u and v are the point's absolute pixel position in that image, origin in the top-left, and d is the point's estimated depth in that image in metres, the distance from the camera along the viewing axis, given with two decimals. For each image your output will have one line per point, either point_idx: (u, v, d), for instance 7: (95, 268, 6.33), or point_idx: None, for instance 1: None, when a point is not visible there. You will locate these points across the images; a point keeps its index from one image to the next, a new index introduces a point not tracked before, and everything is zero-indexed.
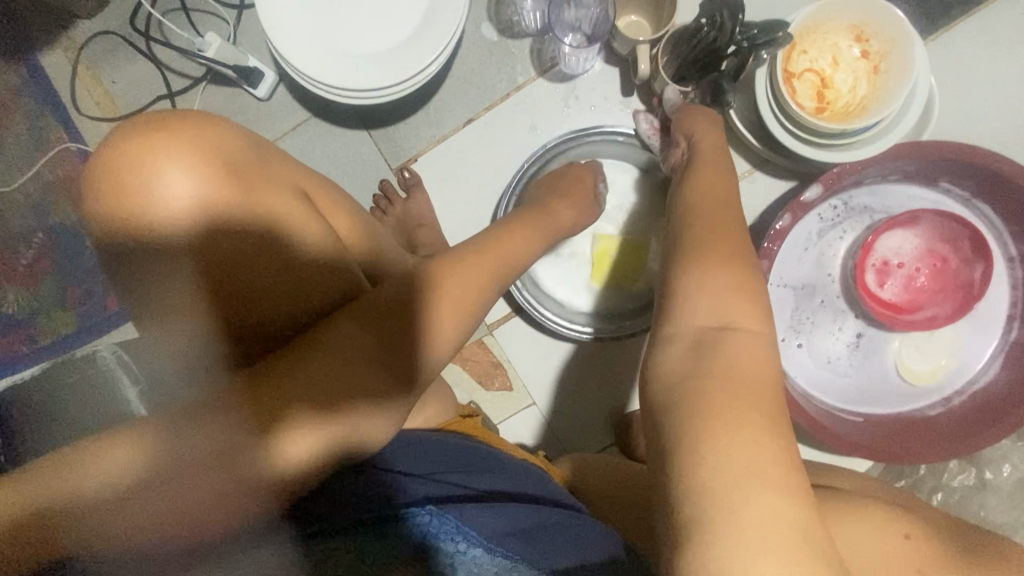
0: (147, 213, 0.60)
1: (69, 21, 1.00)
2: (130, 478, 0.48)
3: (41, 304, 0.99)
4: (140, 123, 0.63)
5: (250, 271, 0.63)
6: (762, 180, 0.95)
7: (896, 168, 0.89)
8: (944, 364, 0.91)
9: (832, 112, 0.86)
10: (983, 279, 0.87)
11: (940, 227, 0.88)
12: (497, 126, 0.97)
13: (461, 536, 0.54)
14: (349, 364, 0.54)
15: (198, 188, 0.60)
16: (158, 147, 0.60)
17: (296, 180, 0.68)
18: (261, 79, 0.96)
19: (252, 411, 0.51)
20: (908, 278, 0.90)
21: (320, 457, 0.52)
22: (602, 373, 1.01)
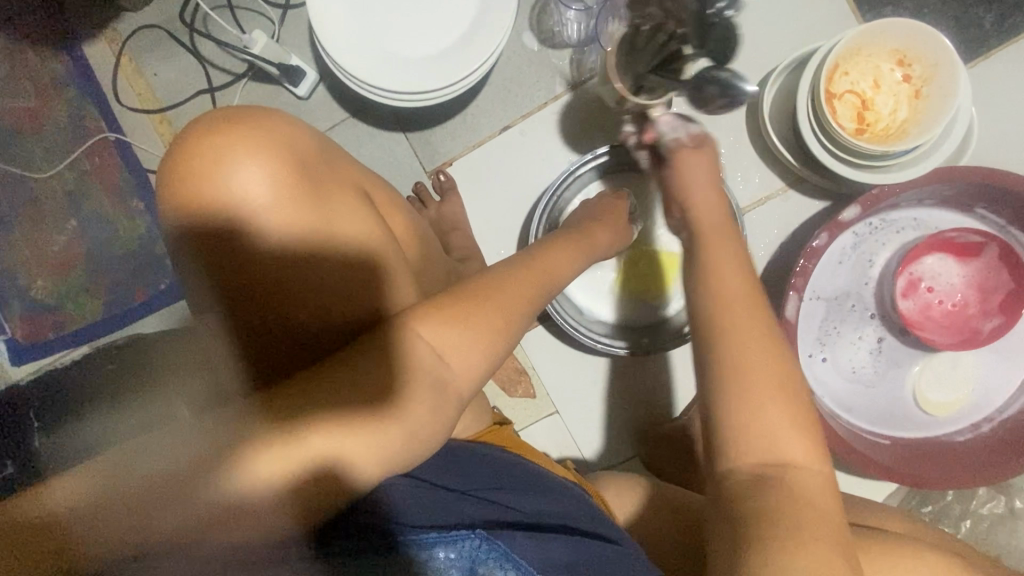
0: (214, 215, 0.57)
1: (117, 13, 1.02)
2: (140, 489, 0.45)
3: (70, 290, 1.04)
4: (210, 118, 0.59)
5: (309, 277, 0.58)
6: (801, 198, 0.92)
7: (933, 192, 0.85)
8: (956, 404, 0.88)
9: (873, 134, 0.83)
10: (990, 335, 0.85)
11: (979, 270, 0.86)
12: (534, 134, 0.97)
13: (511, 564, 0.51)
14: (375, 386, 0.50)
15: (267, 190, 0.56)
16: (228, 145, 0.56)
17: (361, 182, 0.64)
18: (302, 78, 0.97)
19: (310, 415, 0.49)
20: (929, 304, 0.87)
21: (374, 462, 0.49)
22: (625, 385, 1.00)
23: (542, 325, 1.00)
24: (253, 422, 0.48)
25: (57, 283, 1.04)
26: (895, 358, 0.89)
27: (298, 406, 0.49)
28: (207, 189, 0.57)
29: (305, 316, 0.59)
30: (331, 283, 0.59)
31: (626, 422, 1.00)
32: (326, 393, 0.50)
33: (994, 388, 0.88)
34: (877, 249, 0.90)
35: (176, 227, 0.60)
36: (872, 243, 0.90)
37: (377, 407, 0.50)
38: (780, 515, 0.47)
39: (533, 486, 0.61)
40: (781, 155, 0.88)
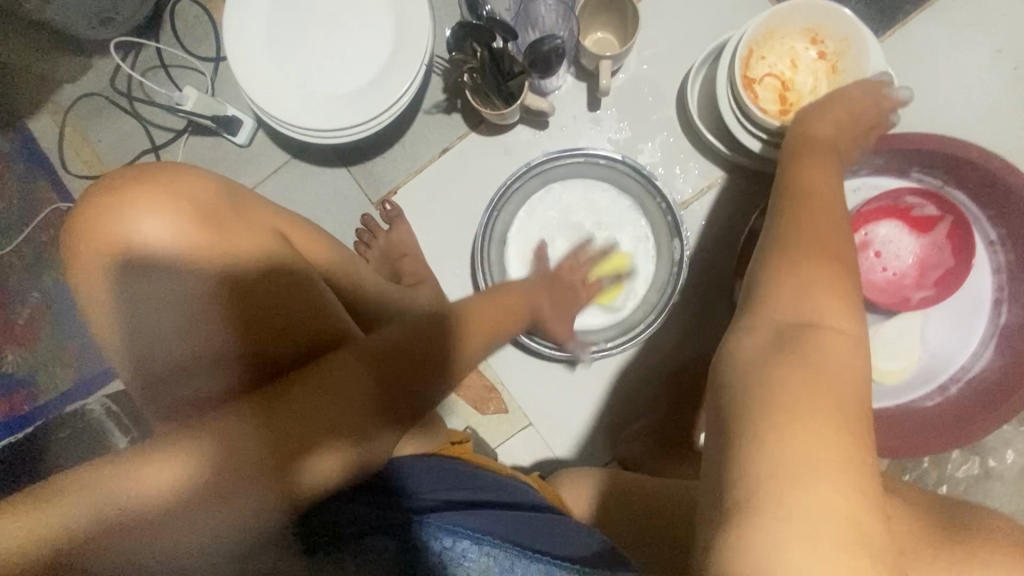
0: (121, 272, 0.58)
1: (56, 87, 1.05)
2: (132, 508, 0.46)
3: (40, 360, 1.04)
4: (112, 179, 0.61)
5: (228, 319, 0.58)
6: (741, 184, 0.93)
7: (865, 162, 0.86)
8: (904, 372, 0.89)
9: (795, 115, 0.84)
10: (919, 304, 0.86)
11: (930, 246, 0.87)
12: (472, 154, 0.98)
13: (449, 532, 0.55)
14: (364, 398, 0.54)
15: (174, 237, 0.58)
16: (131, 199, 0.58)
17: (277, 223, 0.66)
18: (240, 126, 0.99)
19: (285, 441, 0.49)
20: (870, 268, 0.88)
21: (346, 473, 0.52)
22: (595, 389, 0.99)
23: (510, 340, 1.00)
24: (248, 433, 0.49)
25: (25, 355, 1.04)
26: None
27: (296, 418, 0.50)
28: (109, 248, 0.58)
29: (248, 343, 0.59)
30: (254, 322, 0.59)
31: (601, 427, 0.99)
32: (317, 409, 0.51)
33: (949, 352, 0.89)
34: None
35: (87, 274, 0.59)
36: None
37: (367, 416, 0.53)
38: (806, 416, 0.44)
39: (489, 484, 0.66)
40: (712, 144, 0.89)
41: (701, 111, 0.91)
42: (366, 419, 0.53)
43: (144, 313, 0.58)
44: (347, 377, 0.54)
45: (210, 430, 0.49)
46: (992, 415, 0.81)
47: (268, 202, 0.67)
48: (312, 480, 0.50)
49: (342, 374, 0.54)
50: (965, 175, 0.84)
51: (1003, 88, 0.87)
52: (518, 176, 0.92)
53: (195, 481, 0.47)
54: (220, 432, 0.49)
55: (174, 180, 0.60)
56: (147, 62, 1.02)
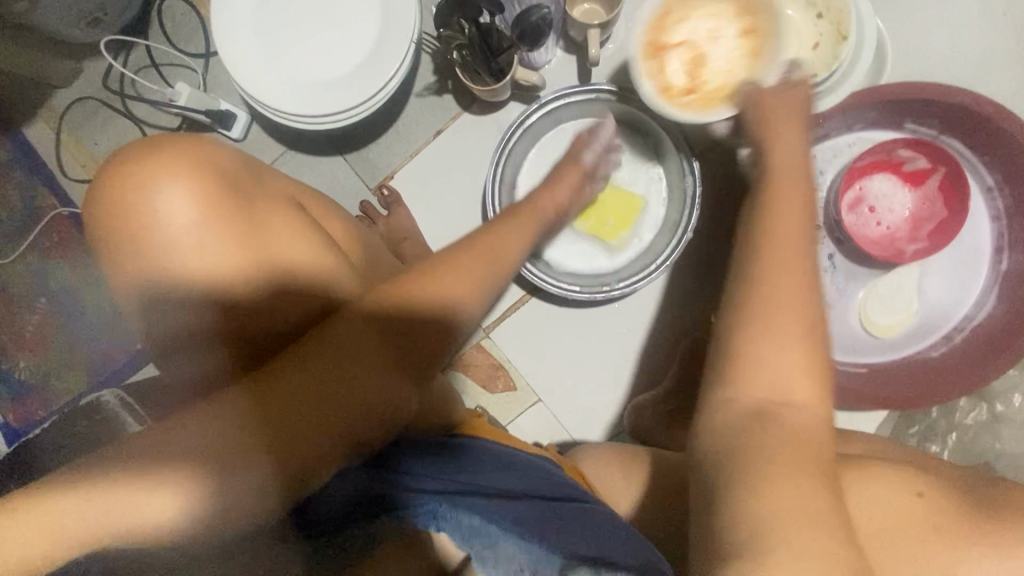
0: (139, 238, 0.58)
1: (50, 92, 1.05)
2: (149, 499, 0.46)
3: (52, 365, 1.05)
4: (134, 148, 0.61)
5: (239, 288, 0.59)
6: (735, 148, 0.93)
7: (858, 116, 0.86)
8: (903, 327, 0.89)
9: (819, 48, 0.85)
10: (913, 256, 0.87)
11: (926, 199, 0.87)
12: (466, 134, 0.98)
13: (463, 516, 0.51)
14: (362, 365, 0.53)
15: (192, 208, 0.58)
16: (154, 169, 0.58)
17: (292, 194, 0.67)
18: (234, 120, 0.99)
19: (295, 417, 0.50)
20: (864, 223, 0.89)
21: (360, 448, 0.53)
22: (601, 361, 1.00)
23: (533, 302, 1.00)
24: (248, 406, 0.50)
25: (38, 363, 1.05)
26: (852, 279, 0.90)
27: (305, 395, 0.51)
28: (129, 215, 0.58)
29: (267, 314, 0.61)
30: (262, 292, 0.60)
31: (609, 398, 1.00)
32: (315, 378, 0.51)
33: (951, 304, 0.89)
34: (818, 179, 0.91)
35: (107, 247, 0.61)
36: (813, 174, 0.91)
37: (378, 385, 0.53)
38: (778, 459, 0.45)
39: (510, 466, 0.60)
40: (705, 109, 0.89)
41: None
42: (367, 386, 0.52)
43: (160, 286, 0.59)
44: (343, 344, 0.53)
45: (211, 407, 0.50)
46: (999, 360, 0.81)
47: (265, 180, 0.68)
48: (316, 451, 0.50)
49: (338, 341, 0.53)
50: (959, 123, 0.84)
51: (993, 33, 0.87)
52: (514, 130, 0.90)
53: (201, 458, 0.48)
54: (235, 402, 0.50)
55: (188, 150, 0.60)
56: (139, 62, 1.03)
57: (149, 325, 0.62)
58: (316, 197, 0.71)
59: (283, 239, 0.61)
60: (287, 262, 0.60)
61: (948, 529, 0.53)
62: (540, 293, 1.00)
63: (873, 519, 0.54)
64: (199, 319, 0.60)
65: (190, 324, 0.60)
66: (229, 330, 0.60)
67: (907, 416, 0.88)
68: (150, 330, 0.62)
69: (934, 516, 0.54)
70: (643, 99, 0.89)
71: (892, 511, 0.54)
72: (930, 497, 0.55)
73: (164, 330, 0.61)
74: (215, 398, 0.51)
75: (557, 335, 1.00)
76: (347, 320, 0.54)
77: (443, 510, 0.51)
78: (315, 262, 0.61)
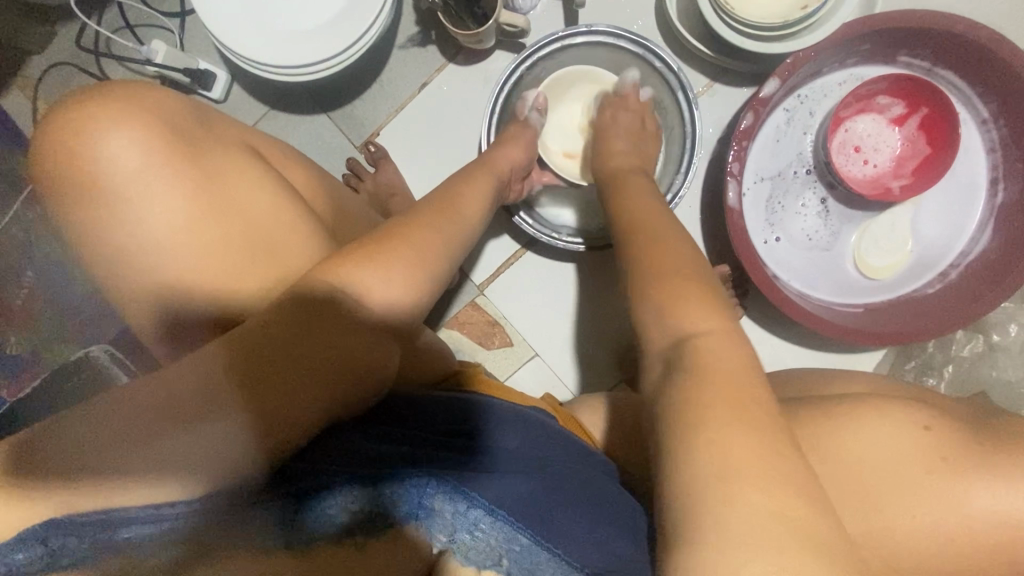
0: (80, 194, 0.57)
1: (21, 60, 1.01)
2: (111, 458, 0.42)
3: (42, 337, 0.98)
4: (68, 100, 0.60)
5: (200, 237, 0.57)
6: (726, 90, 0.92)
7: (850, 50, 0.84)
8: (895, 268, 0.88)
9: None
10: (902, 193, 0.86)
11: (910, 138, 0.87)
12: (452, 86, 0.96)
13: (463, 497, 0.50)
14: (345, 317, 0.49)
15: (137, 154, 0.57)
16: (92, 117, 0.57)
17: (245, 141, 0.66)
18: (214, 80, 0.97)
19: (256, 371, 0.46)
20: (851, 165, 0.88)
21: (330, 393, 0.48)
22: (596, 313, 1.00)
23: (530, 251, 1.00)
24: (232, 365, 0.46)
25: (27, 335, 0.98)
26: (845, 221, 0.89)
27: (270, 347, 0.47)
28: (66, 170, 0.57)
29: (236, 266, 0.57)
30: (222, 240, 0.57)
31: (605, 350, 1.00)
32: (296, 334, 0.47)
33: (944, 243, 0.88)
34: (809, 120, 0.89)
35: (67, 204, 0.58)
36: (805, 113, 0.89)
37: (342, 333, 0.48)
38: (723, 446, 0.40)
39: (511, 423, 0.59)
40: (694, 48, 0.87)
41: (682, 14, 0.88)
42: (336, 337, 0.48)
43: (126, 239, 0.57)
44: (324, 300, 0.49)
45: (189, 365, 0.46)
46: (995, 293, 0.80)
47: (244, 125, 0.67)
48: (301, 409, 0.46)
49: (319, 298, 0.49)
50: (953, 53, 0.82)
51: None
52: (511, 74, 0.87)
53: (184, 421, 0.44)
54: (200, 358, 0.46)
55: (130, 100, 0.58)
56: (113, 23, 0.99)
57: (119, 282, 0.58)
58: (275, 145, 0.69)
59: (236, 188, 0.59)
60: (244, 209, 0.59)
61: (942, 442, 0.53)
62: (535, 245, 0.99)
63: (869, 433, 0.54)
64: (170, 272, 0.57)
65: (158, 276, 0.57)
66: (200, 285, 0.57)
67: (904, 351, 0.88)
68: (118, 289, 0.59)
69: (930, 433, 0.53)
70: (654, 52, 0.86)
71: (888, 426, 0.54)
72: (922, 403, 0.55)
73: (132, 290, 0.58)
74: (190, 354, 0.47)
75: (553, 288, 1.00)
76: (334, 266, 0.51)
77: (443, 498, 0.49)
78: (273, 206, 0.60)
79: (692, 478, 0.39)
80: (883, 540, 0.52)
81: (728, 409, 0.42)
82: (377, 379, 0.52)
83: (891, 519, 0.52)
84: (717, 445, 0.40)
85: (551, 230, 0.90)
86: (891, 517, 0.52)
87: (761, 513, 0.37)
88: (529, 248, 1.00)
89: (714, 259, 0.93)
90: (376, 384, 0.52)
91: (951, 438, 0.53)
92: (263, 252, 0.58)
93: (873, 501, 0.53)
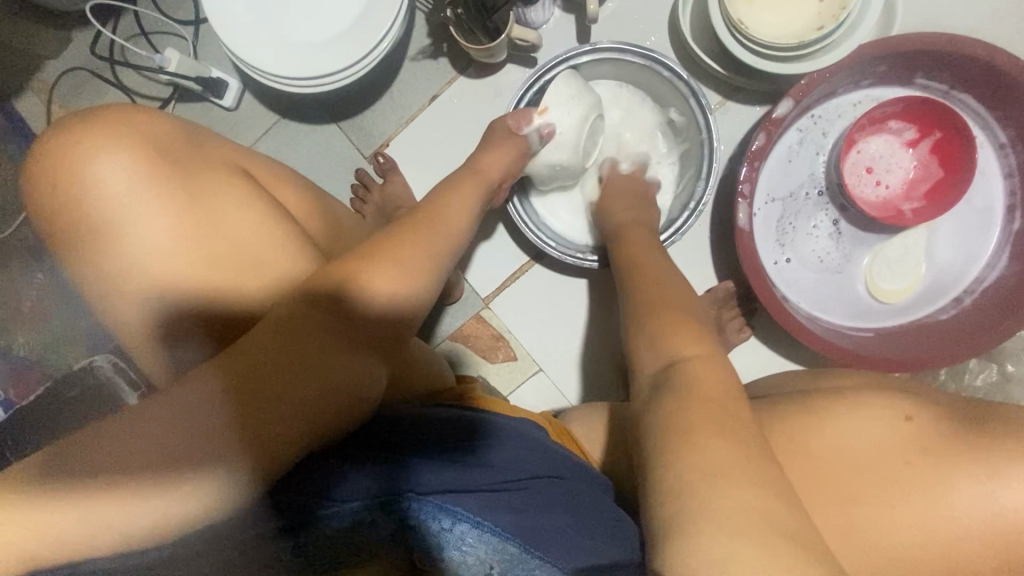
0: (84, 205, 0.57)
1: (38, 65, 1.02)
2: (103, 488, 0.43)
3: (49, 342, 0.98)
4: (77, 115, 0.60)
5: (191, 258, 0.57)
6: (738, 108, 0.91)
7: (866, 71, 0.83)
8: (907, 292, 0.87)
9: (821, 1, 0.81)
10: (913, 216, 0.84)
11: (920, 160, 0.86)
12: (462, 99, 0.96)
13: (447, 513, 0.49)
14: (321, 340, 0.48)
15: (125, 176, 0.56)
16: (81, 141, 0.57)
17: (239, 159, 0.65)
18: (226, 89, 0.97)
19: (242, 398, 0.46)
20: (862, 186, 0.87)
21: (318, 416, 0.47)
22: (602, 329, 0.99)
23: (538, 264, 0.99)
24: (219, 391, 0.46)
25: (36, 338, 0.98)
26: (858, 243, 0.88)
27: (257, 373, 0.47)
28: (69, 183, 0.56)
29: (233, 285, 0.57)
30: (212, 260, 0.57)
31: (610, 366, 0.99)
32: (278, 357, 0.47)
33: (957, 268, 0.87)
34: (822, 140, 0.88)
35: (63, 226, 0.58)
36: (817, 134, 0.88)
37: (331, 356, 0.48)
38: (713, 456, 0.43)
39: (502, 439, 0.57)
40: (707, 67, 0.87)
41: (695, 32, 0.88)
42: (323, 363, 0.48)
43: (115, 265, 0.56)
44: (297, 320, 0.49)
45: (181, 391, 0.46)
46: (1011, 322, 0.79)
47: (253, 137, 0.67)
48: (288, 435, 0.46)
49: (293, 319, 0.49)
50: (970, 76, 0.81)
51: None
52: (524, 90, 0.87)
53: (179, 452, 0.44)
54: (189, 382, 0.46)
55: (121, 124, 0.58)
56: (129, 29, 1.00)
57: (110, 302, 0.57)
58: (270, 161, 0.69)
59: (225, 210, 0.59)
60: (235, 229, 0.58)
61: (954, 477, 0.51)
62: (543, 259, 0.99)
63: (875, 469, 0.52)
64: (158, 296, 0.56)
65: (146, 302, 0.56)
66: (194, 308, 0.56)
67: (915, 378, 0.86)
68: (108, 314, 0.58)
69: (938, 473, 0.52)
70: (668, 69, 0.85)
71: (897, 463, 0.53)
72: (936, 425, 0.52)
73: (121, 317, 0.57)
74: (178, 381, 0.47)
75: (557, 302, 1.00)
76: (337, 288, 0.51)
77: (429, 514, 0.49)
78: (264, 225, 0.60)
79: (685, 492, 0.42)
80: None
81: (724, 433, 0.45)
82: (366, 403, 0.51)
83: (903, 559, 0.50)
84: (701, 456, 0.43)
85: (560, 243, 0.89)
86: (904, 559, 0.50)
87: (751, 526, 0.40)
88: (537, 261, 0.99)
89: (722, 278, 0.92)
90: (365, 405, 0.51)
91: (964, 469, 0.51)
92: (259, 270, 0.58)
93: (884, 542, 0.51)
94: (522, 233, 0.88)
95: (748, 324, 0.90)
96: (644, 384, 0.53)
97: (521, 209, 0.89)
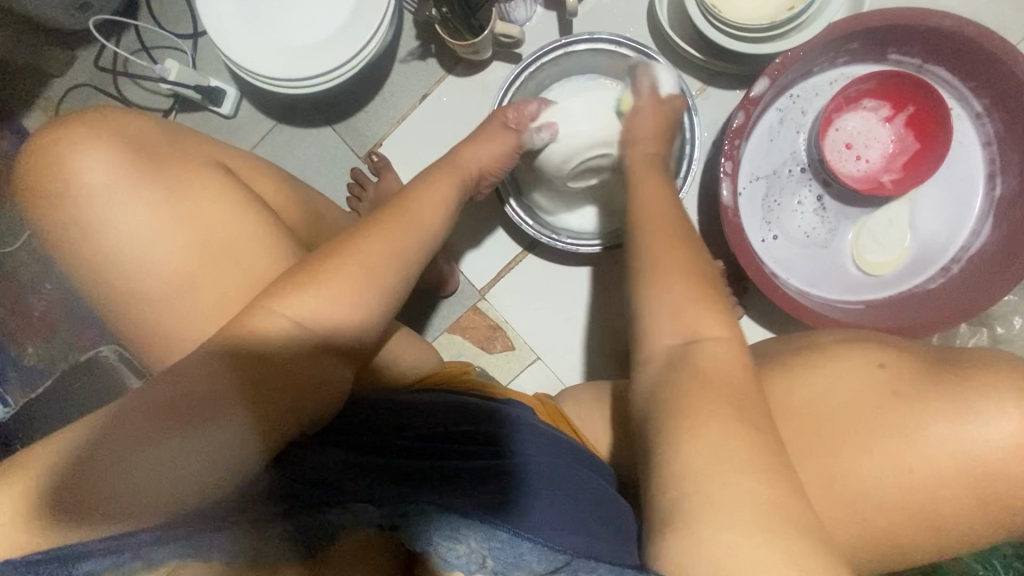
0: (83, 195, 0.59)
1: (44, 83, 1.06)
2: (97, 461, 0.44)
3: (57, 350, 0.99)
4: (78, 113, 0.63)
5: (178, 249, 0.59)
6: (719, 92, 0.93)
7: (839, 50, 0.86)
8: (894, 264, 0.88)
9: None
10: (895, 186, 0.86)
11: (898, 132, 0.88)
12: (452, 96, 0.99)
13: (436, 501, 0.49)
14: (286, 341, 0.50)
15: (113, 170, 0.59)
16: (75, 135, 0.60)
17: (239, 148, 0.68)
18: (224, 97, 1.01)
19: (229, 380, 0.48)
20: (844, 161, 0.89)
21: (295, 401, 0.50)
22: (597, 315, 1.00)
23: (532, 253, 1.01)
24: (211, 367, 0.48)
25: (45, 346, 1.00)
26: (842, 217, 0.90)
27: (241, 360, 0.48)
28: (69, 174, 0.59)
29: (225, 270, 0.60)
30: (195, 255, 0.60)
31: (607, 350, 1.00)
32: (261, 342, 0.49)
33: (942, 238, 0.88)
34: (802, 118, 0.90)
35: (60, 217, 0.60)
36: (796, 112, 0.90)
37: (307, 343, 0.50)
38: (707, 430, 0.46)
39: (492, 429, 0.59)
40: (686, 52, 0.90)
41: (673, 19, 0.91)
42: (299, 349, 0.50)
43: (107, 255, 0.59)
44: (262, 325, 0.50)
45: (178, 369, 0.48)
46: (996, 286, 0.80)
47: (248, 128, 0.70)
48: (273, 415, 0.48)
49: (253, 326, 0.50)
50: (940, 48, 0.84)
51: None
52: (511, 82, 0.90)
53: (174, 422, 0.45)
54: (185, 364, 0.49)
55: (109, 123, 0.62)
56: (130, 45, 1.05)
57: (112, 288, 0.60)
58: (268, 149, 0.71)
59: (215, 200, 0.62)
60: (224, 219, 0.61)
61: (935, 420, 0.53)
62: (537, 247, 1.01)
63: None
64: (156, 280, 0.59)
65: (142, 287, 0.59)
66: (186, 293, 0.59)
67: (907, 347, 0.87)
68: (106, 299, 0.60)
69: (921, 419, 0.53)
70: (649, 56, 0.88)
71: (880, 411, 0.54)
72: (912, 367, 0.54)
73: (119, 302, 0.60)
74: (177, 361, 0.49)
75: (551, 290, 1.01)
76: (329, 261, 0.53)
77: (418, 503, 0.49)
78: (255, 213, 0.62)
79: (684, 470, 0.44)
80: (882, 526, 0.52)
81: (720, 414, 0.47)
82: (335, 388, 0.53)
83: (894, 501, 0.51)
84: (703, 440, 0.45)
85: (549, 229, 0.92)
86: (894, 500, 0.51)
87: (746, 496, 0.42)
88: (530, 250, 1.01)
89: (712, 258, 0.94)
90: (335, 392, 0.53)
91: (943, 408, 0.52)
92: (248, 256, 0.60)
93: (872, 484, 0.52)
94: (512, 219, 0.90)
95: (739, 302, 0.92)
96: (642, 367, 0.55)
97: (509, 193, 0.92)
